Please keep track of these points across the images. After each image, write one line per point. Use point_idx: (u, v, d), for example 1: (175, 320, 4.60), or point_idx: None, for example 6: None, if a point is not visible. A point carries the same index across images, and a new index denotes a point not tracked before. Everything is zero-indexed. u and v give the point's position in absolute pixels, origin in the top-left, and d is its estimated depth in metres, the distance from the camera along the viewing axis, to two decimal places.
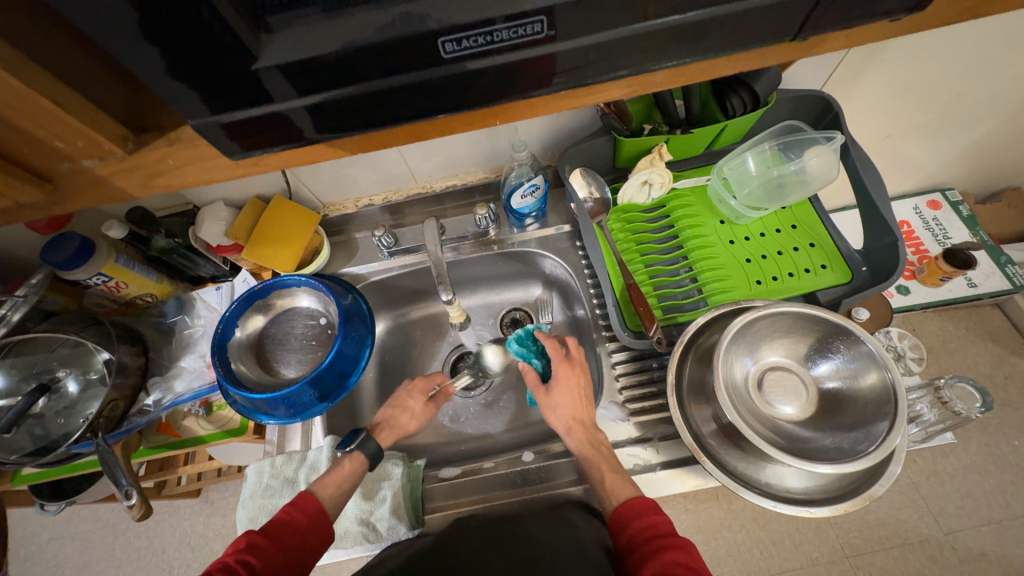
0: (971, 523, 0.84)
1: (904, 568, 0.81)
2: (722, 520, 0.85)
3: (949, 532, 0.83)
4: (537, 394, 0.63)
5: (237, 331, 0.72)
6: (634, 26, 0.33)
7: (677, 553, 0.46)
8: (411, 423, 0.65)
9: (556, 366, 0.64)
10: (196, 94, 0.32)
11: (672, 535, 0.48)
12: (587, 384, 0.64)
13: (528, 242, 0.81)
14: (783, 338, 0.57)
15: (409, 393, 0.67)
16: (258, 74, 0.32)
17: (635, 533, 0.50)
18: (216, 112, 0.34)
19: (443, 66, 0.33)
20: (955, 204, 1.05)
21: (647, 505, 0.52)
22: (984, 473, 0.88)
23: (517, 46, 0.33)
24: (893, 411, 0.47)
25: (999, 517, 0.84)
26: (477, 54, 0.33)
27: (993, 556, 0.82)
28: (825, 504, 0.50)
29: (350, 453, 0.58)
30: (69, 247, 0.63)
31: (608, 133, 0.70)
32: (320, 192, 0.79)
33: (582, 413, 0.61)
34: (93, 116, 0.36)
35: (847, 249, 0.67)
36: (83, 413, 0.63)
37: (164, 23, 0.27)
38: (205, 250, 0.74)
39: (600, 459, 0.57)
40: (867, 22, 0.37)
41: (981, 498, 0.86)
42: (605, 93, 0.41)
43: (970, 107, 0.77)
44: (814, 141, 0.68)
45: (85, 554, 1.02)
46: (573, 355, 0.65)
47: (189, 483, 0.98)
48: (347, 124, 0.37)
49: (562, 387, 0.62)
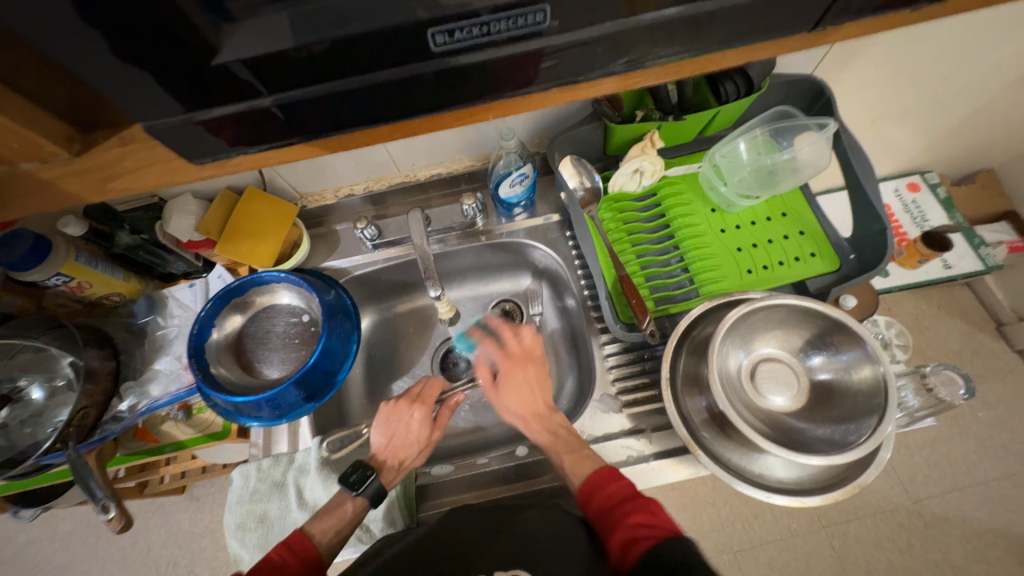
0: (937, 491, 0.88)
1: (874, 536, 0.85)
2: (706, 497, 0.85)
3: (918, 500, 0.87)
4: (488, 393, 0.65)
5: (214, 333, 0.68)
6: (637, 18, 0.32)
7: (644, 516, 0.47)
8: (420, 454, 0.61)
9: (499, 360, 0.66)
10: (160, 91, 0.29)
11: (638, 497, 0.50)
12: (539, 370, 0.65)
13: (517, 232, 0.79)
14: (776, 330, 0.57)
15: (410, 420, 0.62)
16: (228, 68, 0.29)
17: (601, 505, 0.50)
18: (191, 109, 0.31)
19: (434, 60, 0.31)
20: (932, 186, 1.06)
21: (608, 474, 0.52)
22: (952, 444, 0.92)
23: (515, 38, 0.31)
24: (883, 402, 0.48)
25: (964, 485, 0.89)
26: (472, 46, 0.31)
27: (955, 520, 0.86)
28: (816, 493, 0.51)
29: (354, 497, 0.55)
30: (22, 246, 0.58)
31: (598, 119, 0.68)
32: (297, 182, 0.74)
33: (533, 403, 0.62)
34: (26, 115, 0.33)
35: (836, 237, 0.67)
36: (52, 421, 0.60)
37: (114, 13, 0.25)
38: (175, 246, 0.69)
39: (557, 443, 0.58)
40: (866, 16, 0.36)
41: (948, 468, 0.90)
42: (597, 88, 0.39)
43: (954, 91, 0.77)
44: (806, 127, 0.68)
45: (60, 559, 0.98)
46: (514, 345, 0.66)
47: (172, 481, 0.93)
48: (329, 122, 0.34)
49: (507, 381, 0.64)
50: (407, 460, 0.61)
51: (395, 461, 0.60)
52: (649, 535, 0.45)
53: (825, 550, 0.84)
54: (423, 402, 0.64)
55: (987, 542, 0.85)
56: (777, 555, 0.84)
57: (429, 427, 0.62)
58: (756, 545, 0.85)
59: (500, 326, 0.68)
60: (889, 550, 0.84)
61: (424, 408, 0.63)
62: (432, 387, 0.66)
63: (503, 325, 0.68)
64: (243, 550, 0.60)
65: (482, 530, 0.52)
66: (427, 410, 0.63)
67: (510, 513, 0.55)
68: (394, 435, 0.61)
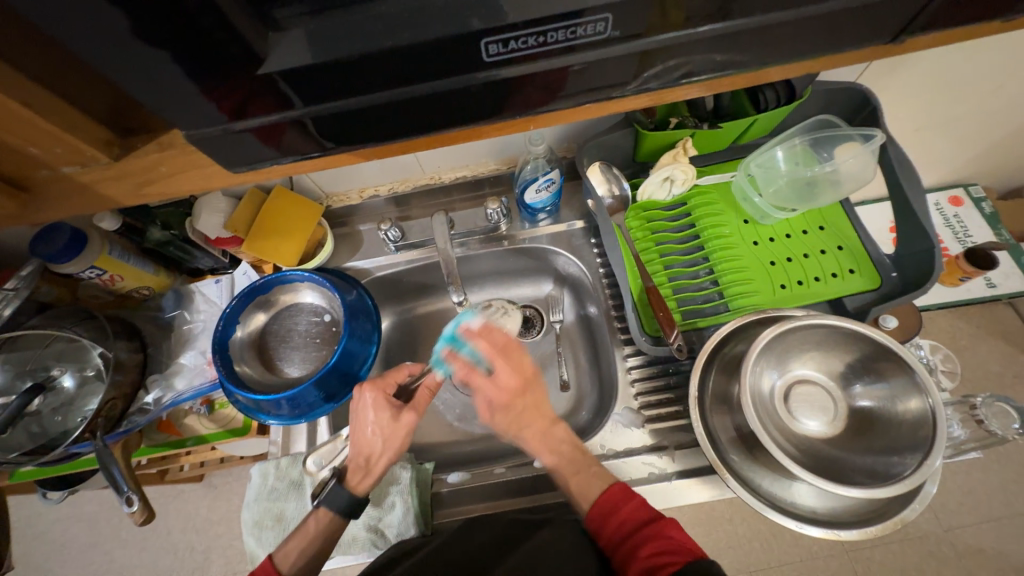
0: (971, 520, 0.80)
1: (902, 563, 0.78)
2: (723, 513, 0.80)
3: (949, 528, 0.79)
4: (482, 413, 0.60)
5: (238, 330, 0.69)
6: (676, 33, 0.30)
7: (659, 542, 0.45)
8: (389, 450, 0.56)
9: (490, 393, 0.58)
10: (211, 99, 0.29)
11: (652, 518, 0.48)
12: (535, 395, 0.59)
13: (539, 238, 0.78)
14: (815, 352, 0.55)
15: (363, 407, 0.58)
16: (279, 77, 0.29)
17: (615, 531, 0.49)
18: (231, 119, 0.31)
19: (486, 69, 0.31)
20: (977, 200, 0.99)
21: (619, 493, 0.51)
22: (987, 470, 0.82)
23: (571, 47, 0.30)
24: (931, 436, 0.45)
25: (999, 515, 0.80)
26: (525, 56, 0.30)
27: (991, 553, 0.78)
28: (852, 527, 0.49)
29: (316, 508, 0.55)
30: (60, 238, 0.59)
31: (629, 125, 0.66)
32: (323, 183, 0.75)
33: (531, 436, 0.58)
34: (69, 121, 0.35)
35: (877, 253, 0.64)
36: (82, 411, 0.61)
37: (163, 27, 0.25)
38: (203, 242, 0.70)
39: (563, 462, 0.56)
40: (923, 31, 0.33)
41: (983, 496, 0.81)
42: (628, 104, 0.38)
43: (1007, 102, 0.72)
44: (849, 138, 0.65)
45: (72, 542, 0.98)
46: (509, 380, 0.58)
47: (192, 470, 0.92)
48: (365, 133, 0.34)
49: (503, 414, 0.58)
50: (373, 454, 0.56)
51: (361, 459, 0.56)
52: (669, 561, 0.42)
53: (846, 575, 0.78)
54: (374, 383, 0.59)
55: None
56: None
57: (388, 409, 0.57)
58: (774, 566, 0.79)
59: (490, 355, 0.58)
60: None
61: (371, 388, 0.58)
62: (393, 374, 0.61)
63: (497, 355, 0.58)
64: (260, 548, 0.61)
65: (500, 545, 0.51)
66: (382, 393, 0.59)
67: (526, 532, 0.53)
68: (358, 431, 0.57)
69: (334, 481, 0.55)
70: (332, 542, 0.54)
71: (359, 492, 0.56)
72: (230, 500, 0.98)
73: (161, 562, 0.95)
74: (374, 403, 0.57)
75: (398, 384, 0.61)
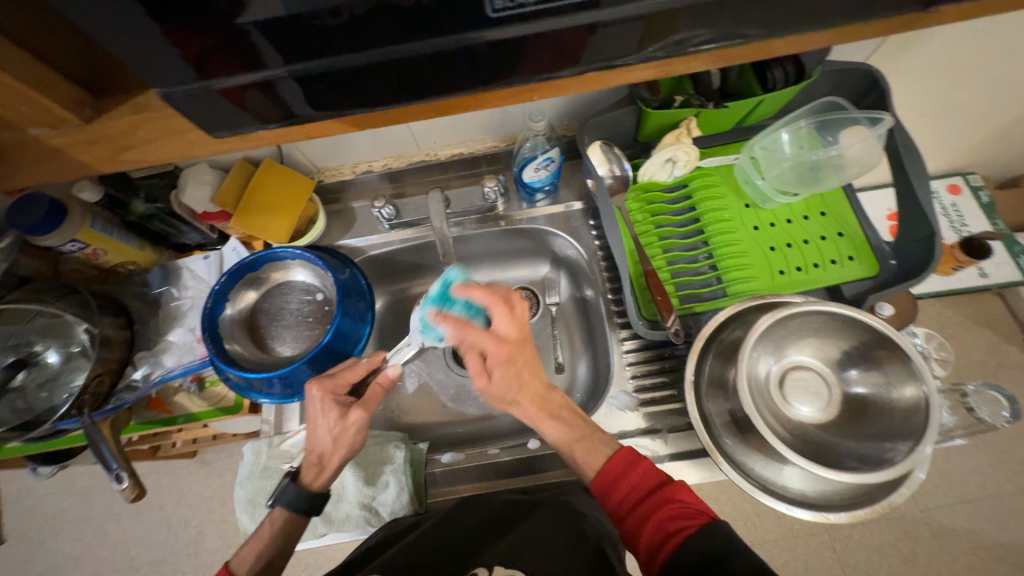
0: (947, 501, 0.82)
1: (878, 541, 0.80)
2: (709, 493, 0.81)
3: (926, 509, 0.81)
4: (476, 377, 0.55)
5: (227, 308, 0.68)
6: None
7: (671, 507, 0.45)
8: (340, 447, 0.54)
9: (486, 345, 0.54)
10: (181, 52, 0.27)
11: (662, 483, 0.47)
12: (530, 354, 0.55)
13: (537, 219, 0.76)
14: (811, 338, 0.55)
15: (309, 405, 0.55)
16: (259, 30, 0.27)
17: (621, 500, 0.47)
18: (207, 77, 0.29)
19: (490, 27, 0.29)
20: (975, 189, 0.97)
21: (625, 459, 0.49)
22: (966, 455, 0.84)
23: (582, 6, 0.28)
24: (924, 423, 0.46)
25: (973, 496, 0.82)
26: (533, 13, 0.28)
27: (963, 532, 0.80)
28: (839, 509, 0.50)
29: (271, 510, 0.54)
30: (37, 210, 0.57)
31: (632, 103, 0.64)
32: (315, 156, 0.72)
33: (534, 388, 0.55)
34: (38, 79, 0.32)
35: (877, 241, 0.64)
36: (67, 387, 0.60)
37: None
38: (189, 217, 0.68)
39: (563, 427, 0.54)
40: (939, 4, 0.32)
41: (960, 478, 0.83)
42: (629, 75, 0.36)
43: (1015, 87, 0.71)
44: (856, 121, 0.63)
45: (61, 519, 0.98)
46: (508, 328, 0.54)
47: (184, 446, 0.90)
48: (353, 99, 0.32)
49: (503, 368, 0.54)
50: (325, 452, 0.55)
51: (313, 457, 0.55)
52: (681, 527, 0.43)
53: (826, 552, 0.80)
54: (323, 380, 0.56)
55: (995, 557, 0.79)
56: (777, 554, 0.80)
57: (335, 409, 0.55)
58: (757, 543, 0.81)
59: (487, 302, 0.55)
60: (891, 557, 0.79)
61: (317, 385, 0.55)
62: (344, 373, 0.58)
63: (493, 300, 0.54)
64: (253, 524, 0.61)
65: (492, 527, 0.51)
66: (329, 392, 0.56)
67: (517, 514, 0.53)
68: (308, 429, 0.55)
69: (287, 479, 0.55)
70: (290, 542, 0.54)
71: (316, 487, 0.55)
72: (221, 476, 0.97)
73: (154, 535, 0.95)
74: (319, 402, 0.55)
75: (351, 382, 0.58)
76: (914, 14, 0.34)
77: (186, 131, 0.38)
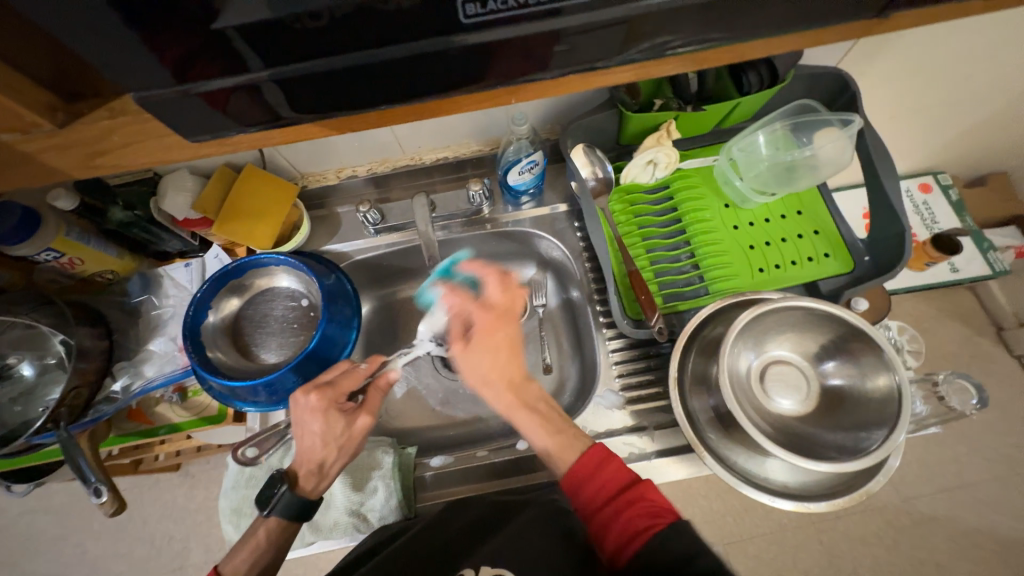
0: (926, 490, 0.84)
1: (862, 532, 0.82)
2: (698, 490, 0.82)
3: (906, 498, 0.83)
4: (457, 350, 0.57)
5: (210, 315, 0.67)
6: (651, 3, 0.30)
7: (641, 505, 0.45)
8: (345, 451, 0.55)
9: (478, 313, 0.58)
10: (157, 56, 0.27)
11: (632, 481, 0.47)
12: (512, 329, 0.57)
13: (523, 221, 0.77)
14: (789, 332, 0.57)
15: (309, 414, 0.54)
16: (236, 35, 0.27)
17: (591, 497, 0.47)
18: (186, 80, 0.29)
19: (466, 31, 0.29)
20: (944, 188, 1.01)
21: (600, 456, 0.49)
22: (943, 445, 0.87)
23: (556, 11, 0.29)
24: (897, 412, 0.48)
25: (950, 485, 0.84)
26: (507, 18, 0.29)
27: (943, 520, 0.83)
28: (820, 499, 0.51)
29: (265, 519, 0.52)
30: (9, 219, 0.55)
31: (613, 107, 0.66)
32: (298, 162, 0.72)
33: (511, 370, 0.55)
34: (5, 82, 0.32)
35: (851, 238, 0.66)
36: (44, 400, 0.58)
37: None
38: (169, 224, 0.67)
39: (537, 419, 0.54)
40: (897, 8, 0.33)
41: (939, 468, 0.85)
42: (606, 78, 0.37)
43: (978, 90, 0.74)
44: (828, 123, 0.65)
45: (38, 539, 0.94)
46: (497, 295, 0.59)
47: (167, 459, 0.88)
48: (335, 101, 0.33)
49: (480, 338, 0.56)
50: (327, 460, 0.54)
51: (313, 465, 0.53)
52: (651, 525, 0.43)
53: (812, 544, 0.81)
54: (324, 389, 0.55)
55: (974, 543, 0.82)
56: (765, 548, 0.82)
57: (341, 418, 0.54)
58: (746, 538, 0.82)
59: (484, 273, 0.61)
60: (875, 547, 0.81)
61: (319, 395, 0.54)
62: (345, 380, 0.57)
63: (490, 271, 0.61)
64: (239, 535, 0.60)
65: (481, 527, 0.51)
66: (331, 401, 0.55)
67: (506, 514, 0.53)
68: (310, 438, 0.53)
69: (284, 488, 0.52)
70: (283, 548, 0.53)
71: (314, 496, 0.54)
72: (206, 489, 0.95)
73: (136, 552, 0.93)
74: (324, 411, 0.54)
75: (351, 390, 0.57)
76: (875, 19, 0.35)
77: (167, 136, 0.37)
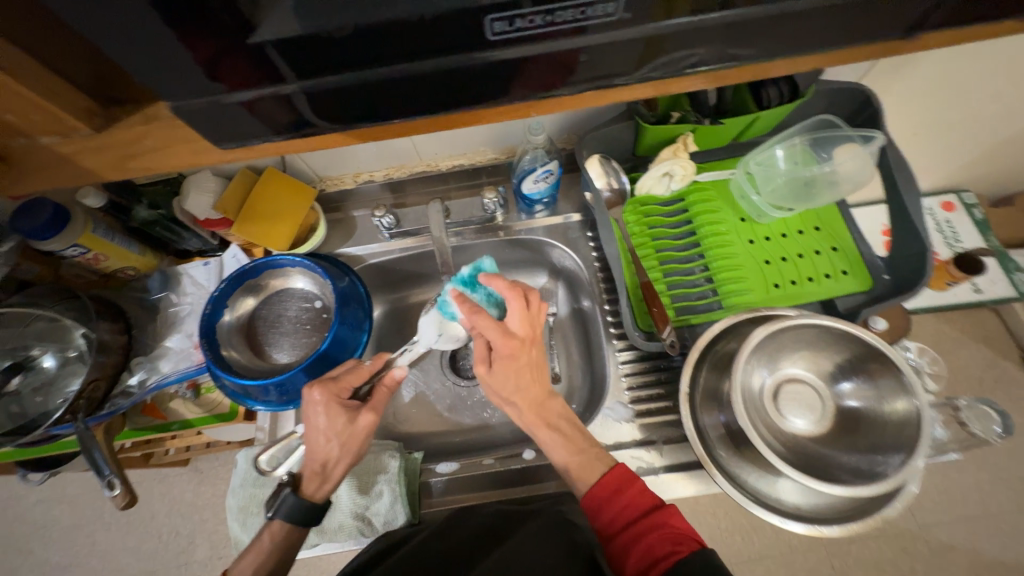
0: (945, 518, 0.81)
1: (876, 558, 0.79)
2: (707, 507, 0.80)
3: (924, 526, 0.81)
4: (480, 370, 0.57)
5: (226, 314, 0.68)
6: (674, 22, 0.30)
7: (662, 530, 0.44)
8: (347, 450, 0.54)
9: (495, 338, 0.55)
10: (192, 66, 0.28)
11: (655, 506, 0.47)
12: (534, 352, 0.56)
13: (536, 230, 0.77)
14: (805, 350, 0.56)
15: (314, 409, 0.54)
16: (271, 47, 0.28)
17: (610, 522, 0.47)
18: (221, 90, 0.30)
19: (489, 48, 0.30)
20: (968, 207, 0.99)
21: (621, 477, 0.49)
22: (963, 471, 0.84)
23: (578, 30, 0.29)
24: (916, 437, 0.46)
25: (971, 514, 0.81)
26: (529, 35, 0.29)
27: (962, 550, 0.80)
28: (834, 523, 0.50)
29: (270, 521, 0.53)
30: (40, 214, 0.57)
31: (630, 118, 0.66)
32: (317, 166, 0.73)
33: (534, 393, 0.55)
34: (43, 86, 0.34)
35: (869, 256, 0.64)
36: (63, 392, 0.60)
37: None
38: (191, 224, 0.69)
39: (560, 437, 0.54)
40: (921, 30, 0.33)
41: (959, 496, 0.82)
42: (624, 94, 0.37)
43: (1005, 108, 0.72)
44: (849, 139, 0.65)
45: (51, 528, 0.96)
46: (520, 326, 0.55)
47: (178, 454, 0.89)
48: (359, 114, 0.34)
49: (505, 364, 0.55)
50: (330, 460, 0.54)
51: (317, 465, 0.54)
52: (674, 551, 0.42)
53: (824, 569, 0.79)
54: (326, 384, 0.56)
55: None
56: (774, 570, 0.80)
57: (343, 413, 0.54)
58: (755, 559, 0.80)
59: (506, 293, 0.55)
60: (890, 575, 0.79)
61: (322, 390, 0.55)
62: (349, 375, 0.58)
63: (512, 294, 0.55)
64: (245, 533, 0.61)
65: (485, 538, 0.51)
66: (332, 395, 0.55)
67: (512, 525, 0.53)
68: (312, 435, 0.54)
69: (288, 489, 0.53)
70: (289, 553, 0.53)
71: (317, 499, 0.54)
72: (213, 485, 0.96)
73: (145, 544, 0.94)
74: (325, 406, 0.54)
75: (354, 386, 0.58)
76: (900, 39, 0.35)
77: (192, 140, 0.38)
